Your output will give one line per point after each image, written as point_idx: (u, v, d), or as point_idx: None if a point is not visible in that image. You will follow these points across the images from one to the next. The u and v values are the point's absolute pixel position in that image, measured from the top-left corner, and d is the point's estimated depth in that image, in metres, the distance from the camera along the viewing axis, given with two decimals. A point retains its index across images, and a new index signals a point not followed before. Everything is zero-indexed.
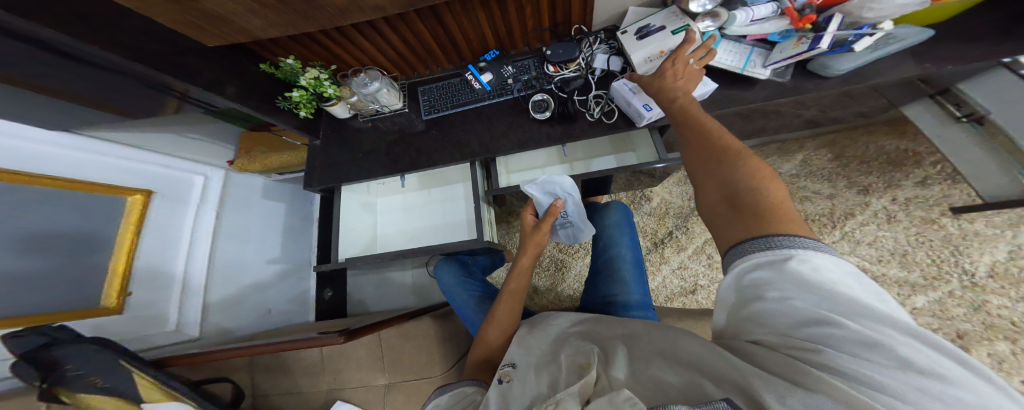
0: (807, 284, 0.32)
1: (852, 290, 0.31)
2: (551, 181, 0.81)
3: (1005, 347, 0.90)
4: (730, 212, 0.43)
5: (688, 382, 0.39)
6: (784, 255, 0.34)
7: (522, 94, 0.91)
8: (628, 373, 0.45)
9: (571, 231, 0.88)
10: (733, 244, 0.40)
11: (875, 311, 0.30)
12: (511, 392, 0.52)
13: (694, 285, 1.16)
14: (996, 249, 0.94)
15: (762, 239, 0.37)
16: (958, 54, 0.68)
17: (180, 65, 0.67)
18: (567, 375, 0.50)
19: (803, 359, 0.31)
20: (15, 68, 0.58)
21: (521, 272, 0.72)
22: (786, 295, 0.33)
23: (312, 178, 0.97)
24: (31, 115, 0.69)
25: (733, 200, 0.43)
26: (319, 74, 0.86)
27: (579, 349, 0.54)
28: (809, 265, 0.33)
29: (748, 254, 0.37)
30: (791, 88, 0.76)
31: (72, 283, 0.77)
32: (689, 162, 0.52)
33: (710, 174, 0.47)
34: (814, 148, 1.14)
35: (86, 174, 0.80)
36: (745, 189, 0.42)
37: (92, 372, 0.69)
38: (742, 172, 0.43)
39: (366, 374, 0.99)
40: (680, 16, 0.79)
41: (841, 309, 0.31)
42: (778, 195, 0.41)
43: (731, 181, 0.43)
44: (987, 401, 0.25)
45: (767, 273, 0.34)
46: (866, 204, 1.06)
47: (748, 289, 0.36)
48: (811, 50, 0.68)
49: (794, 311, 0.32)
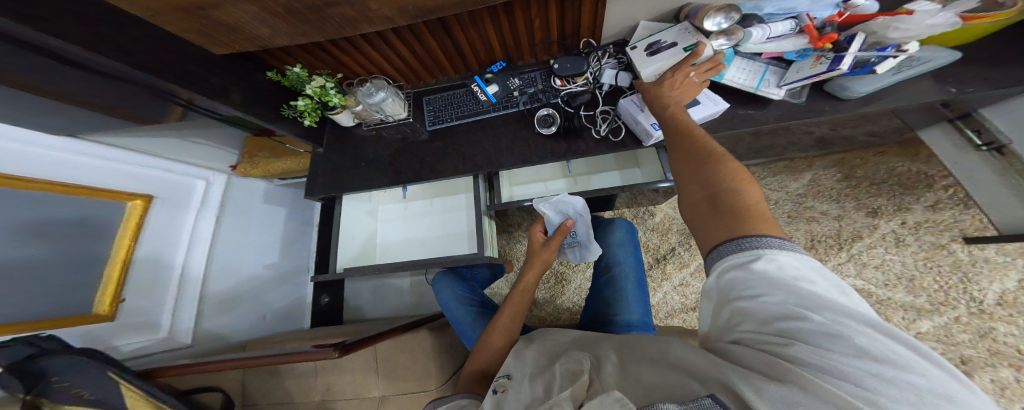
0: (774, 281, 0.31)
1: (815, 285, 0.30)
2: (563, 201, 0.81)
3: (1009, 375, 0.88)
4: (709, 213, 0.41)
5: (675, 384, 0.36)
6: (753, 255, 0.34)
7: (528, 107, 0.89)
8: (619, 376, 0.43)
9: (578, 250, 0.86)
10: (712, 246, 0.39)
11: (837, 302, 0.29)
12: (504, 402, 0.50)
13: (696, 302, 1.14)
14: (1006, 277, 0.93)
15: (735, 240, 0.36)
16: (978, 79, 0.66)
17: (182, 71, 0.65)
18: (560, 381, 0.47)
19: (773, 353, 0.30)
20: (10, 69, 0.56)
21: (526, 286, 0.71)
22: (755, 292, 0.32)
23: (313, 186, 0.95)
24: (31, 119, 0.67)
25: (714, 202, 0.41)
26: (325, 82, 0.84)
27: (573, 357, 0.51)
28: (775, 263, 0.32)
29: (723, 256, 0.36)
30: (806, 110, 0.75)
31: (68, 291, 0.75)
32: (674, 163, 0.51)
33: (693, 178, 0.46)
34: (823, 167, 1.13)
35: (86, 179, 0.78)
36: (725, 192, 0.41)
37: (78, 384, 0.67)
38: (723, 174, 0.43)
39: (360, 386, 0.97)
40: (692, 33, 0.76)
41: (805, 302, 0.29)
42: (756, 199, 0.40)
43: (713, 184, 0.42)
44: (947, 390, 0.24)
45: (736, 272, 0.33)
46: (874, 227, 1.04)
47: (722, 289, 0.35)
48: (830, 70, 0.66)
49: (763, 307, 0.31)
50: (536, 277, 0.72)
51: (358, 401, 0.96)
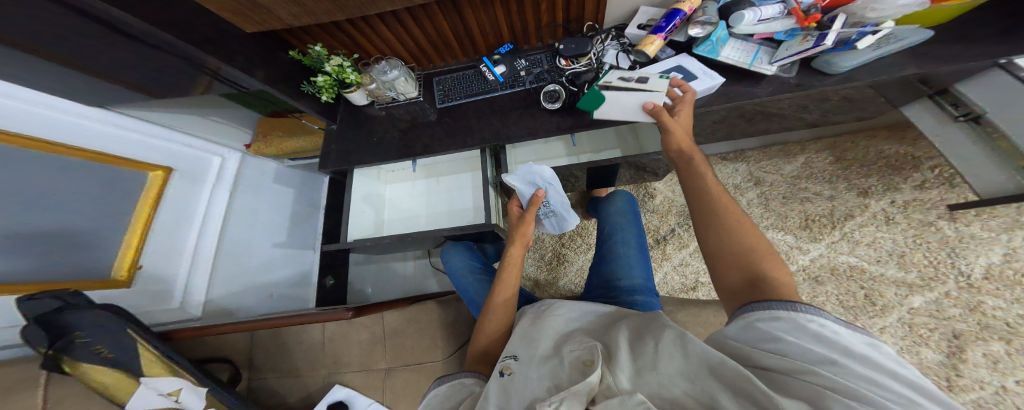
0: (821, 336, 0.32)
1: (863, 349, 0.31)
2: (532, 172, 0.78)
3: (1000, 347, 0.90)
4: (744, 289, 0.42)
5: (702, 389, 0.34)
6: (801, 315, 0.35)
7: (533, 86, 0.95)
8: (632, 372, 0.40)
9: (557, 219, 0.86)
10: (750, 306, 0.39)
11: (885, 365, 0.29)
12: (513, 386, 0.46)
13: (694, 282, 1.17)
14: (991, 251, 0.96)
15: (785, 302, 0.37)
16: (953, 54, 0.71)
17: (217, 47, 0.70)
18: (571, 372, 0.44)
19: (813, 383, 0.30)
20: (60, 41, 0.60)
21: (512, 267, 0.65)
22: (801, 341, 0.32)
23: (326, 159, 0.99)
24: (65, 89, 0.71)
25: (746, 277, 0.43)
26: (342, 61, 0.89)
27: (581, 344, 0.48)
28: (826, 327, 0.33)
29: (770, 308, 0.37)
30: (796, 85, 0.79)
31: (91, 252, 0.78)
32: (702, 233, 0.50)
33: (715, 242, 0.47)
34: (815, 150, 1.19)
35: (111, 148, 0.81)
36: (754, 268, 0.43)
37: (99, 341, 0.67)
38: (764, 260, 0.43)
39: (367, 358, 0.99)
40: (642, 35, 0.90)
41: (853, 358, 0.30)
42: (784, 277, 0.41)
43: (750, 263, 0.43)
44: None
45: (785, 323, 0.34)
46: (865, 206, 1.08)
47: (762, 334, 0.36)
48: (815, 46, 0.70)
49: (805, 353, 0.32)
50: (521, 254, 0.67)
51: (364, 373, 0.99)
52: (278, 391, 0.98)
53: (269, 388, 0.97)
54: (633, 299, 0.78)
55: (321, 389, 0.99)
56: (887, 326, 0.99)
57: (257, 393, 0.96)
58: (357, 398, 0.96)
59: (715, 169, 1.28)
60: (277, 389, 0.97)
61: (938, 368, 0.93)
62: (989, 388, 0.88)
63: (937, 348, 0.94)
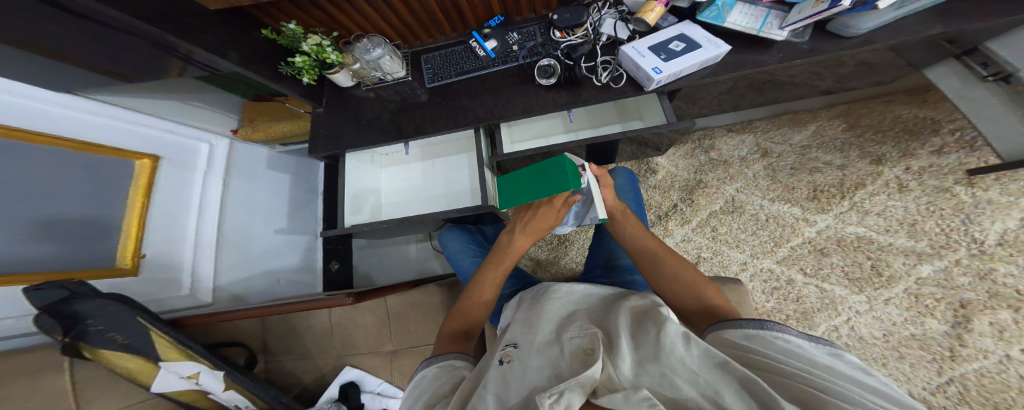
0: (787, 351, 0.34)
1: (832, 361, 0.32)
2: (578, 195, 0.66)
3: (1008, 316, 0.89)
4: (701, 315, 0.49)
5: (708, 382, 0.32)
6: (770, 333, 0.37)
7: (527, 60, 0.90)
8: (634, 363, 0.39)
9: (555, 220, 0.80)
10: (723, 324, 0.43)
11: (849, 375, 0.30)
12: (512, 373, 0.42)
13: (697, 257, 1.17)
14: (1008, 217, 0.92)
15: (756, 320, 0.40)
16: (984, 8, 0.64)
17: (184, 29, 0.66)
18: (570, 360, 0.42)
19: (794, 381, 0.31)
20: (16, 27, 0.57)
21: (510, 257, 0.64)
22: (771, 356, 0.35)
23: (316, 145, 0.97)
24: (37, 77, 0.68)
25: (700, 305, 0.50)
26: (321, 39, 0.85)
27: (583, 332, 0.46)
28: (793, 344, 0.35)
29: (743, 325, 0.40)
30: (808, 50, 0.73)
31: (92, 239, 0.78)
32: (654, 278, 0.57)
33: (668, 280, 0.54)
34: (828, 118, 1.14)
35: (93, 136, 0.79)
36: (702, 297, 0.50)
37: (112, 329, 0.66)
38: (704, 290, 0.51)
39: (375, 340, 1.03)
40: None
41: (817, 366, 0.32)
42: (724, 302, 0.49)
43: (698, 295, 0.50)
44: None
45: (758, 340, 0.37)
46: (878, 174, 1.04)
47: (738, 350, 0.39)
48: (831, 7, 0.63)
49: (776, 364, 0.34)
50: (500, 278, 0.63)
51: (374, 355, 1.02)
52: (291, 373, 1.02)
53: (285, 370, 1.01)
54: (634, 279, 0.77)
55: (332, 370, 1.02)
56: (892, 296, 0.98)
57: (274, 375, 1.01)
58: (368, 378, 1.01)
59: (720, 142, 1.24)
60: (291, 370, 1.01)
61: (942, 338, 0.92)
62: (993, 356, 0.88)
63: (942, 318, 0.93)
